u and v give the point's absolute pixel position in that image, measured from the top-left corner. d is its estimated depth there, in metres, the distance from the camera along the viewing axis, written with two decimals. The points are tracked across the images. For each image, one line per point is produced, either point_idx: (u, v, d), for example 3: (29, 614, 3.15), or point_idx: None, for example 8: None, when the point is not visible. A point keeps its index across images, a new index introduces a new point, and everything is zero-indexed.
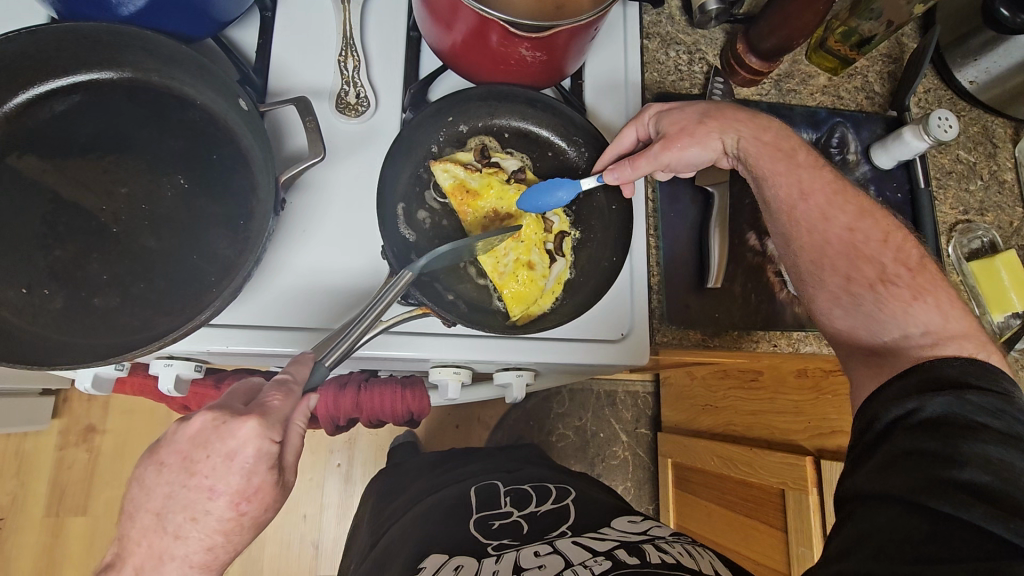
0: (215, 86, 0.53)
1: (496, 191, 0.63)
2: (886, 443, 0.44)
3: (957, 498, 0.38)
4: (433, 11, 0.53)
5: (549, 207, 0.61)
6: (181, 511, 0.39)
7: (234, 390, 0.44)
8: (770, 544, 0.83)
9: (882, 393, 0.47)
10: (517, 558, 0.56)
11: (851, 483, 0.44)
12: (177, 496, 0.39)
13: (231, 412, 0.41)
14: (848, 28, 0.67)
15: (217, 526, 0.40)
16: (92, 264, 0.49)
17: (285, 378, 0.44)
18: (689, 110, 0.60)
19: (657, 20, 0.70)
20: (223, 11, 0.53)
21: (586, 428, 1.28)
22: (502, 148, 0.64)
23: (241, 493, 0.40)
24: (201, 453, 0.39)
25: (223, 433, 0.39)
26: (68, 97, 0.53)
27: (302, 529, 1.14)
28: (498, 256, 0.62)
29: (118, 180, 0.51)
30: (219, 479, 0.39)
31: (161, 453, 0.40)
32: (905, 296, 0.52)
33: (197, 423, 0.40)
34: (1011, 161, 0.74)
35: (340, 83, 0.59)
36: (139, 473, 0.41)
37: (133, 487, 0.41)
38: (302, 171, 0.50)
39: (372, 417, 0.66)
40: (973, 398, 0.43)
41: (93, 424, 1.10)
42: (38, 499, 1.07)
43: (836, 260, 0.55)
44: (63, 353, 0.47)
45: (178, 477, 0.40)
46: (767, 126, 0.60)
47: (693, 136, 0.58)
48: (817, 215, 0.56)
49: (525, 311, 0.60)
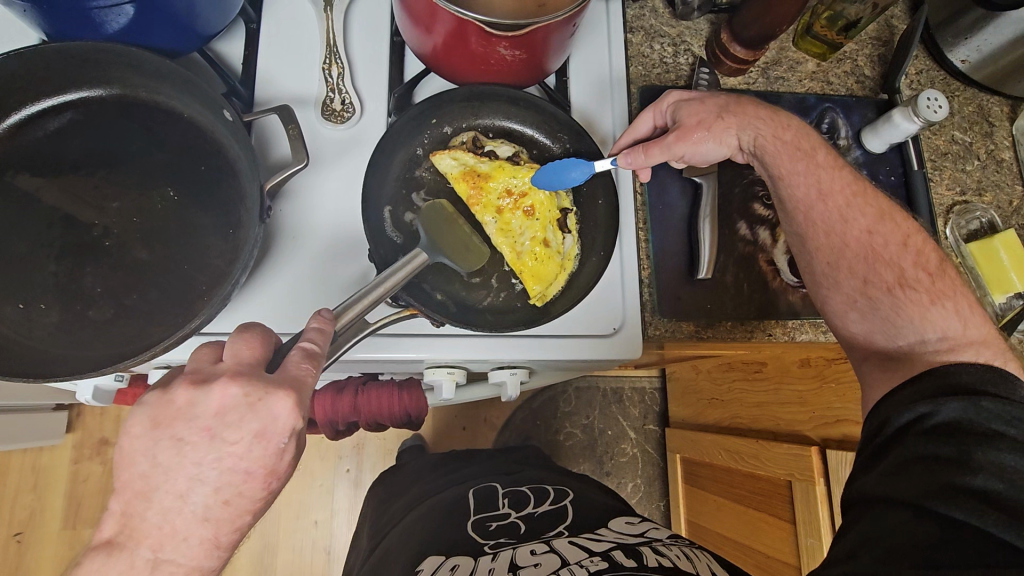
0: (200, 99, 0.53)
1: (508, 173, 0.65)
2: (897, 446, 0.45)
3: (968, 505, 0.39)
4: (413, 15, 0.53)
5: (561, 185, 0.61)
6: (212, 493, 0.39)
7: (237, 352, 0.41)
8: (779, 536, 0.82)
9: (893, 397, 0.48)
10: (513, 556, 0.56)
11: (860, 484, 0.45)
12: (209, 476, 0.38)
13: (262, 385, 0.40)
14: (833, 13, 0.66)
15: (248, 506, 0.40)
16: (87, 277, 0.50)
17: (313, 350, 0.42)
18: (708, 102, 0.60)
19: (640, 13, 0.70)
20: (206, 24, 0.54)
21: (594, 425, 1.27)
22: (494, 137, 0.65)
23: (272, 473, 0.41)
24: (235, 432, 0.38)
25: (260, 412, 0.39)
26: (60, 115, 0.54)
27: (313, 535, 1.15)
28: (515, 236, 0.64)
29: (109, 195, 0.52)
30: (252, 459, 0.39)
31: (178, 427, 0.38)
32: (925, 301, 0.52)
33: (226, 397, 0.39)
34: (1008, 139, 0.73)
35: (325, 90, 0.60)
36: (149, 449, 0.38)
37: (144, 464, 0.38)
38: (287, 177, 0.51)
39: (372, 421, 0.67)
40: (989, 405, 0.43)
41: (106, 437, 1.12)
42: (55, 512, 1.09)
43: (853, 262, 0.55)
44: (62, 366, 0.48)
45: (206, 454, 0.38)
46: (780, 120, 0.60)
47: (710, 130, 0.58)
48: (836, 216, 0.56)
49: (544, 290, 0.61)
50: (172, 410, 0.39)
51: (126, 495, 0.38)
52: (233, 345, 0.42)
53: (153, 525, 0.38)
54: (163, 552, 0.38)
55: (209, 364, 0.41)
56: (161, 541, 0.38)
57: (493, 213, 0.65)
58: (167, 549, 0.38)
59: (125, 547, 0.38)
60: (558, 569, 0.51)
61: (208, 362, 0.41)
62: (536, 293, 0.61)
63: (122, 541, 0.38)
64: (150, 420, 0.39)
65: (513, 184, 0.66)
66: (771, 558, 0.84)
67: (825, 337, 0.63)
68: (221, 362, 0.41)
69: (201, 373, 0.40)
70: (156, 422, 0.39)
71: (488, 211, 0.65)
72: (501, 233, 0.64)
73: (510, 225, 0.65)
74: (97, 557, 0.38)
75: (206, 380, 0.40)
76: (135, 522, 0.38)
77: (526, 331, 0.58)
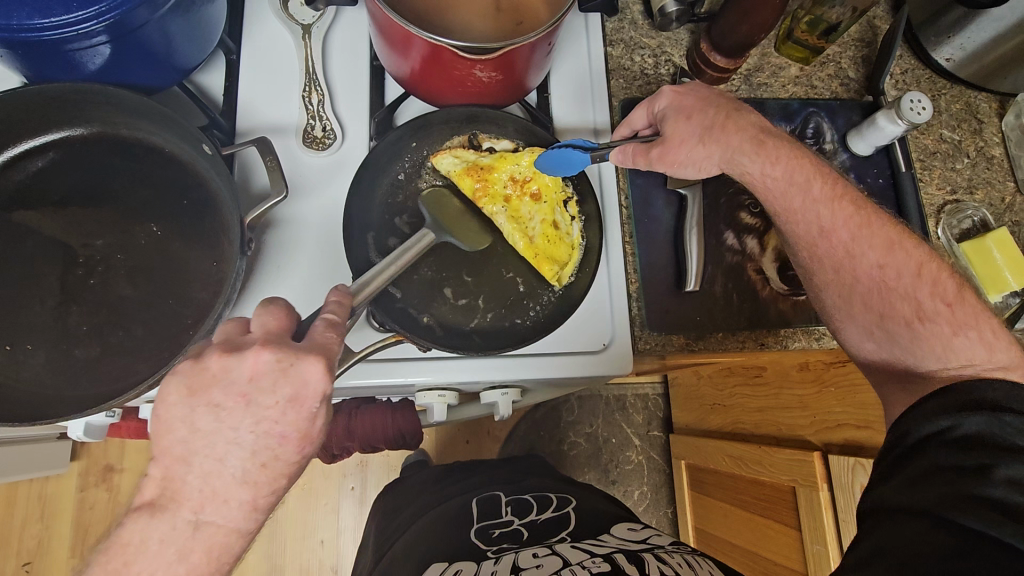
0: (179, 134, 0.53)
1: (512, 161, 0.64)
2: (918, 458, 0.43)
3: (986, 516, 0.37)
4: (388, 40, 0.53)
5: (564, 163, 0.59)
6: (249, 457, 0.38)
7: (263, 320, 0.41)
8: (783, 543, 0.80)
9: (916, 409, 0.46)
10: (515, 559, 0.57)
11: (877, 495, 0.44)
12: (245, 440, 0.38)
13: (291, 352, 0.39)
14: (814, 17, 0.65)
15: (284, 469, 0.40)
16: (72, 316, 0.51)
17: (333, 319, 0.43)
18: (696, 117, 0.56)
19: (619, 26, 0.70)
20: (184, 58, 0.54)
21: (598, 434, 1.26)
22: (493, 134, 0.64)
23: (306, 438, 0.40)
24: (271, 397, 0.38)
25: (292, 377, 0.39)
26: (44, 155, 0.55)
27: (320, 553, 1.15)
28: (525, 222, 0.64)
29: (93, 232, 0.53)
30: (287, 422, 0.39)
31: (214, 393, 0.38)
32: (946, 333, 0.51)
33: (260, 363, 0.38)
34: (998, 135, 0.72)
35: (306, 117, 0.60)
36: (187, 417, 0.38)
37: (183, 431, 0.38)
38: (267, 209, 0.52)
39: (366, 442, 0.72)
40: (1011, 419, 0.42)
41: (111, 463, 1.12)
42: (63, 541, 1.10)
43: (866, 297, 0.54)
44: (53, 406, 0.48)
45: (242, 419, 0.38)
46: (767, 155, 0.56)
47: (687, 159, 0.57)
48: (843, 252, 0.54)
49: (560, 270, 0.61)
50: (207, 377, 0.39)
51: (165, 460, 0.38)
52: (259, 317, 0.41)
53: (194, 486, 0.38)
54: (204, 514, 0.38)
55: (238, 333, 0.41)
56: (201, 502, 0.38)
57: (501, 203, 0.65)
58: (207, 511, 0.38)
59: (168, 508, 0.37)
60: (559, 570, 0.52)
61: (236, 333, 0.41)
62: (555, 274, 0.60)
63: (161, 507, 0.37)
64: (186, 387, 0.38)
65: (516, 172, 0.64)
66: (777, 564, 0.82)
67: (820, 343, 0.63)
68: (249, 334, 0.41)
69: (233, 341, 0.40)
70: (192, 390, 0.38)
71: (495, 201, 0.65)
72: (512, 221, 0.63)
73: (520, 212, 0.65)
74: (140, 519, 0.37)
75: (236, 348, 0.39)
76: (176, 486, 0.38)
77: (512, 352, 0.57)
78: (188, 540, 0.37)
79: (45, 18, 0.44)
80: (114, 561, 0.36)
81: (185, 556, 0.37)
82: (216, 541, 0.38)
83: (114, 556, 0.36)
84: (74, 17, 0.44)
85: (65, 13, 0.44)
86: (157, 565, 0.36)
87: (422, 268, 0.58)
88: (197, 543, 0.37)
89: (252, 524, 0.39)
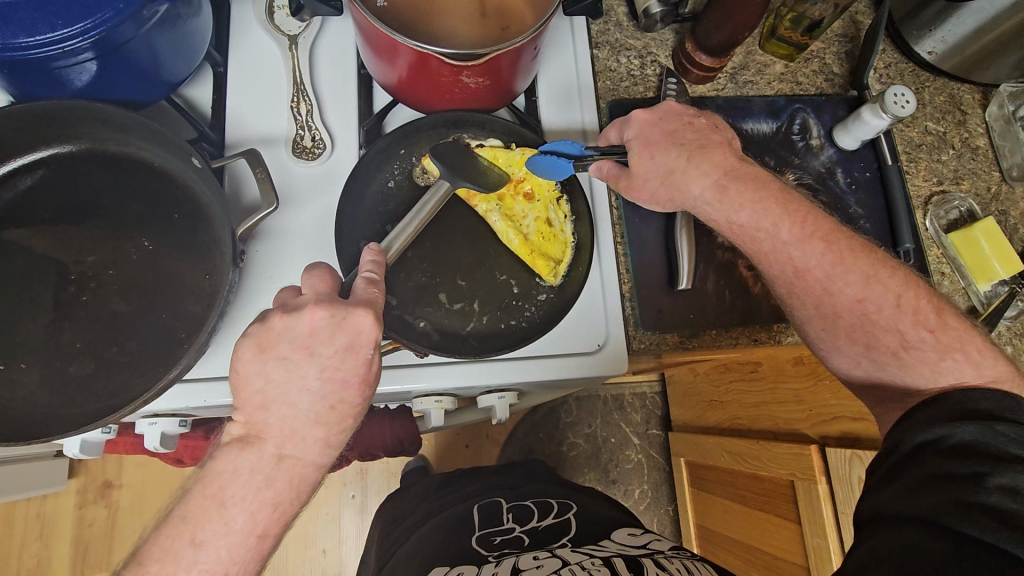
0: (168, 148, 0.53)
1: (503, 158, 0.62)
2: (914, 465, 0.44)
3: (980, 521, 0.38)
4: (374, 49, 0.53)
5: (552, 167, 0.60)
6: (319, 400, 0.42)
7: (314, 279, 0.45)
8: (782, 536, 0.81)
9: (910, 418, 0.47)
10: (515, 561, 0.57)
11: (874, 502, 0.44)
12: (314, 386, 0.42)
13: (343, 306, 0.43)
14: (796, 15, 0.66)
15: (351, 410, 0.44)
16: (65, 333, 0.51)
17: (372, 277, 0.47)
18: (661, 155, 0.56)
19: (604, 28, 0.70)
20: (172, 71, 0.54)
21: (597, 435, 1.27)
22: (480, 135, 0.63)
23: (365, 381, 0.44)
24: (329, 347, 0.42)
25: (346, 329, 0.43)
26: (34, 172, 0.55)
27: (322, 563, 1.14)
28: (519, 221, 0.63)
29: (85, 249, 0.52)
30: (346, 369, 0.43)
31: (281, 347, 0.42)
32: (929, 349, 0.51)
33: (316, 319, 0.42)
34: (982, 126, 0.73)
35: (295, 128, 0.60)
36: (261, 370, 0.42)
37: (260, 382, 0.42)
38: (258, 221, 0.52)
39: (366, 451, 0.73)
40: (1003, 428, 0.43)
41: (109, 479, 1.12)
42: (63, 558, 1.09)
43: (851, 331, 0.54)
44: (48, 426, 0.48)
45: (309, 368, 0.42)
46: (729, 202, 0.54)
47: (651, 194, 0.58)
48: (819, 289, 0.54)
49: (553, 269, 0.61)
50: (272, 335, 0.42)
51: (247, 408, 0.42)
52: (309, 281, 0.45)
53: (275, 426, 0.42)
54: (285, 449, 0.42)
55: (291, 298, 0.44)
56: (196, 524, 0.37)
57: (496, 202, 0.63)
58: (289, 446, 0.42)
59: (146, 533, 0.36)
60: (559, 570, 0.52)
61: (291, 296, 0.45)
62: (549, 273, 0.61)
63: (248, 443, 0.42)
64: (255, 345, 0.42)
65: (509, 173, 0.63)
66: (778, 559, 0.82)
67: None
68: (301, 296, 0.44)
69: (289, 305, 0.43)
70: (261, 346, 0.42)
71: (490, 202, 0.63)
72: (506, 220, 0.62)
73: (513, 210, 0.64)
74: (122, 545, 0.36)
75: (294, 309, 0.43)
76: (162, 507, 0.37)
77: (507, 353, 0.57)
78: (191, 555, 0.39)
79: (31, 37, 0.44)
80: (212, 486, 0.40)
81: (271, 481, 0.41)
82: (297, 474, 0.42)
83: (210, 481, 0.40)
84: (59, 34, 0.44)
85: (50, 31, 0.44)
86: (247, 491, 0.40)
87: (416, 275, 0.58)
88: (281, 474, 0.42)
89: (298, 481, 0.43)
